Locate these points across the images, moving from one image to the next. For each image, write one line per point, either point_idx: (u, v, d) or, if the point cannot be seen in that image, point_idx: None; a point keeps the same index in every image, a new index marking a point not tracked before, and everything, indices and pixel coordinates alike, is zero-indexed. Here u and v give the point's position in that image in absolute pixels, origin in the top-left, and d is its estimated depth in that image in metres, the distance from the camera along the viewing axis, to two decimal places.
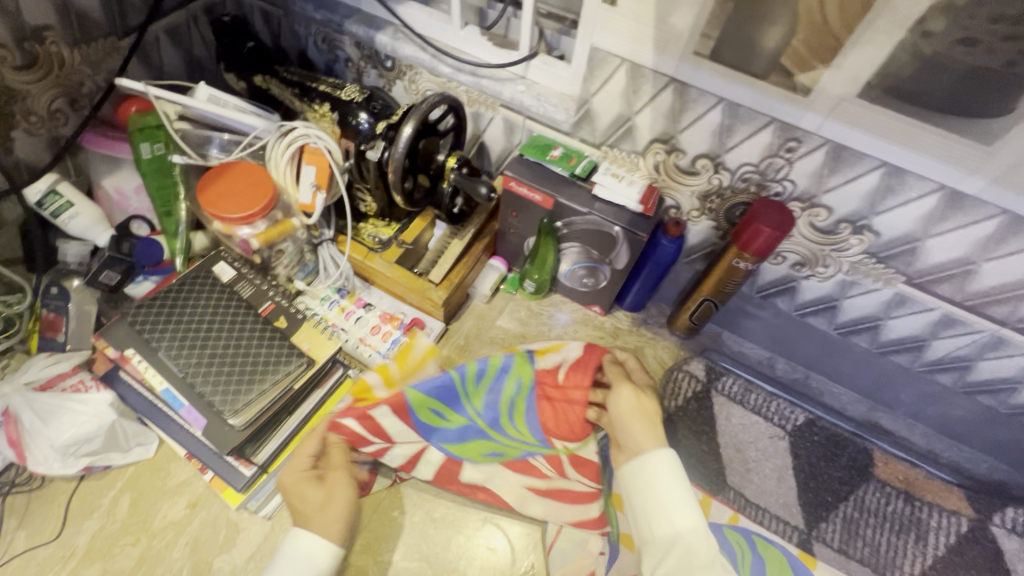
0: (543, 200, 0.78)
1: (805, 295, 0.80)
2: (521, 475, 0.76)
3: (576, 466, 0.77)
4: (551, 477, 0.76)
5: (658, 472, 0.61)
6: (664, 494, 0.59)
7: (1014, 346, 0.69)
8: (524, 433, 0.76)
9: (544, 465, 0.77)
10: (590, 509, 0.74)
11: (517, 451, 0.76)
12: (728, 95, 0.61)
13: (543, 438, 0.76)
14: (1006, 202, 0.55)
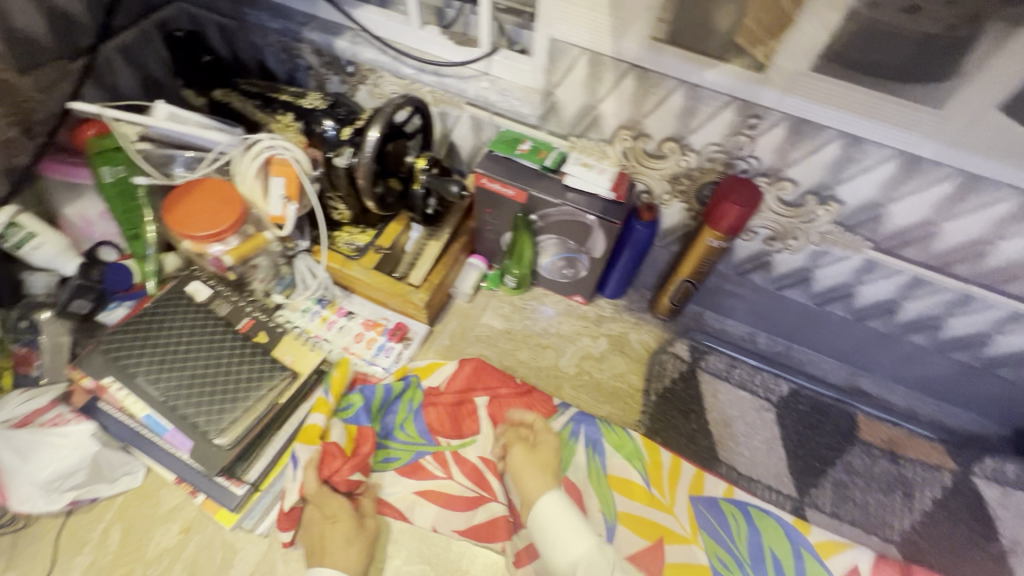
0: (516, 195, 0.78)
1: (779, 269, 0.82)
2: (409, 480, 0.75)
3: (458, 465, 0.77)
4: (438, 479, 0.76)
5: (549, 505, 0.63)
6: (560, 526, 0.61)
7: (981, 302, 0.71)
8: (413, 433, 0.79)
9: (433, 466, 0.77)
10: (476, 515, 0.74)
11: (410, 454, 0.77)
12: (688, 77, 0.62)
13: (429, 437, 0.78)
14: (960, 161, 0.56)
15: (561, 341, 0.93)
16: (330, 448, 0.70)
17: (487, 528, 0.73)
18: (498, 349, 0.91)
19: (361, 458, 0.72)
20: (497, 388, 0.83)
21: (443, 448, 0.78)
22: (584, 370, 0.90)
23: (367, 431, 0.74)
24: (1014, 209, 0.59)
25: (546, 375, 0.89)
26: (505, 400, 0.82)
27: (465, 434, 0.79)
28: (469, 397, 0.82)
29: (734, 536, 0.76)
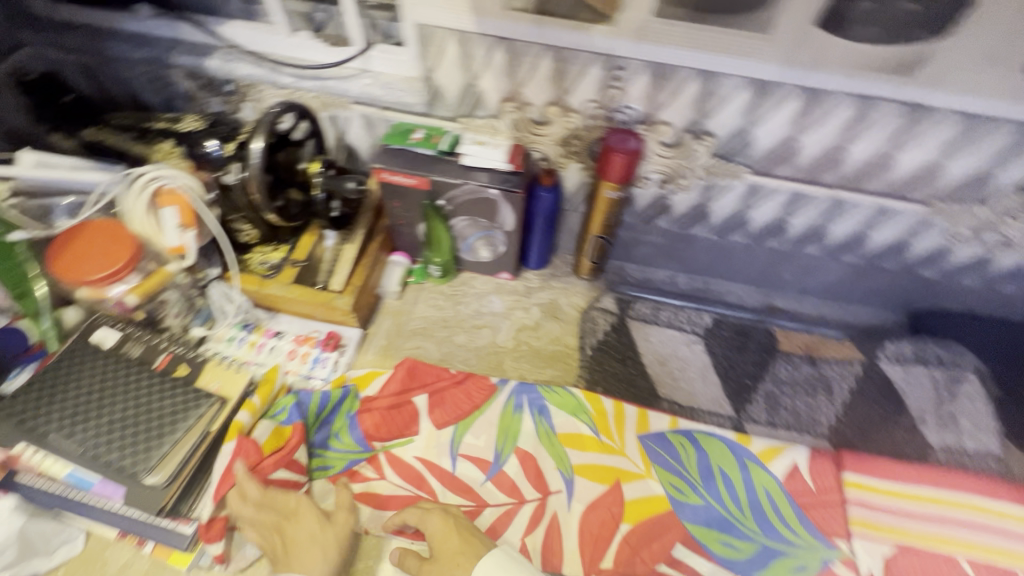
0: (418, 183, 0.79)
1: (678, 210, 0.87)
2: (343, 487, 0.76)
3: (393, 466, 0.78)
4: (372, 480, 0.77)
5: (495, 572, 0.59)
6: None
7: (853, 204, 0.78)
8: (346, 441, 0.79)
9: (367, 469, 0.78)
10: None
11: (343, 461, 0.78)
12: (552, 40, 0.66)
13: (363, 442, 0.79)
14: (797, 78, 0.63)
15: (496, 318, 0.95)
16: (248, 444, 0.67)
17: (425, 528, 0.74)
18: (436, 339, 0.92)
19: (286, 452, 0.71)
20: (435, 385, 0.85)
21: (378, 452, 0.79)
22: (522, 341, 0.92)
23: (296, 428, 0.73)
24: (852, 113, 0.66)
25: (486, 353, 0.91)
26: (443, 396, 0.84)
27: (404, 434, 0.80)
28: (408, 398, 0.83)
29: (685, 463, 0.81)
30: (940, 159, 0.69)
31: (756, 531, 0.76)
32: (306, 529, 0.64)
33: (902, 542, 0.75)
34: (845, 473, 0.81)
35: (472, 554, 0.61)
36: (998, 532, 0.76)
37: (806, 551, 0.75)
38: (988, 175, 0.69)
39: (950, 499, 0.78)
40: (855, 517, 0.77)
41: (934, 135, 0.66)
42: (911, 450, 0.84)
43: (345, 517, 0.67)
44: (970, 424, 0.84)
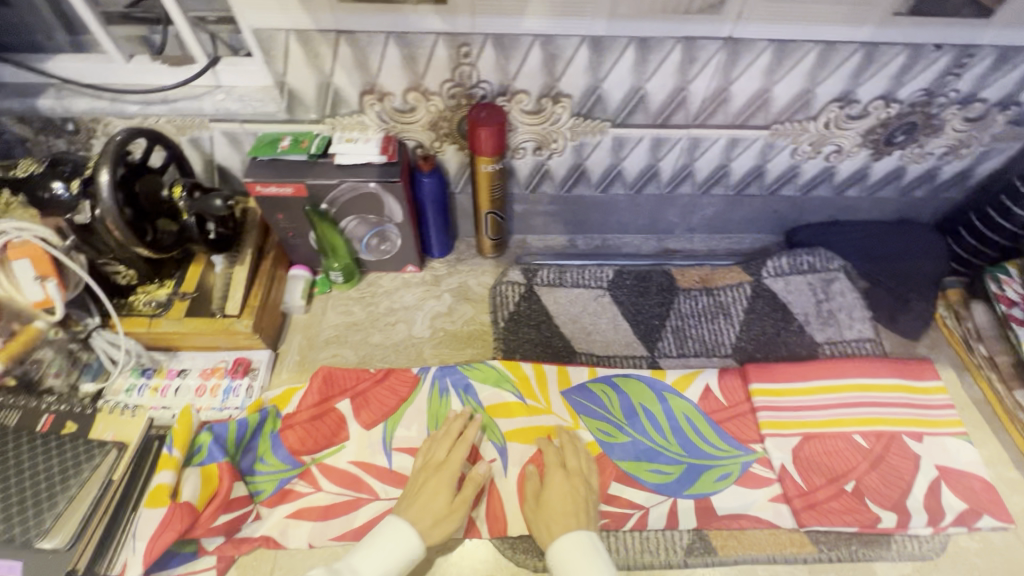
0: (296, 190, 0.79)
1: (559, 174, 0.91)
2: (280, 507, 0.75)
3: (327, 475, 0.77)
4: (308, 495, 0.76)
5: (570, 545, 0.63)
6: (579, 560, 0.62)
7: (706, 140, 0.85)
8: (274, 462, 0.77)
9: (301, 485, 0.76)
10: (357, 516, 0.75)
11: (274, 483, 0.76)
12: (392, 27, 0.67)
13: (291, 460, 0.77)
14: (626, 30, 0.68)
15: (409, 311, 0.95)
16: (181, 510, 0.66)
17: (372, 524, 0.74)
18: (351, 344, 0.91)
19: (224, 496, 0.69)
20: (356, 387, 0.84)
21: (309, 465, 0.77)
22: (438, 327, 0.94)
23: (226, 468, 0.71)
24: (682, 55, 0.72)
25: (405, 346, 0.92)
26: (366, 396, 0.84)
27: (334, 441, 0.80)
28: (330, 406, 0.82)
29: (610, 408, 0.85)
30: (766, 85, 0.76)
31: (682, 453, 0.81)
32: (439, 493, 0.69)
33: (804, 430, 0.83)
34: (752, 384, 0.88)
35: (564, 513, 0.68)
36: (880, 403, 0.85)
37: (727, 461, 0.81)
38: (809, 92, 0.78)
39: (840, 386, 0.87)
40: (764, 420, 0.84)
41: (755, 63, 0.73)
42: (803, 350, 0.93)
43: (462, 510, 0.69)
44: (846, 316, 0.94)
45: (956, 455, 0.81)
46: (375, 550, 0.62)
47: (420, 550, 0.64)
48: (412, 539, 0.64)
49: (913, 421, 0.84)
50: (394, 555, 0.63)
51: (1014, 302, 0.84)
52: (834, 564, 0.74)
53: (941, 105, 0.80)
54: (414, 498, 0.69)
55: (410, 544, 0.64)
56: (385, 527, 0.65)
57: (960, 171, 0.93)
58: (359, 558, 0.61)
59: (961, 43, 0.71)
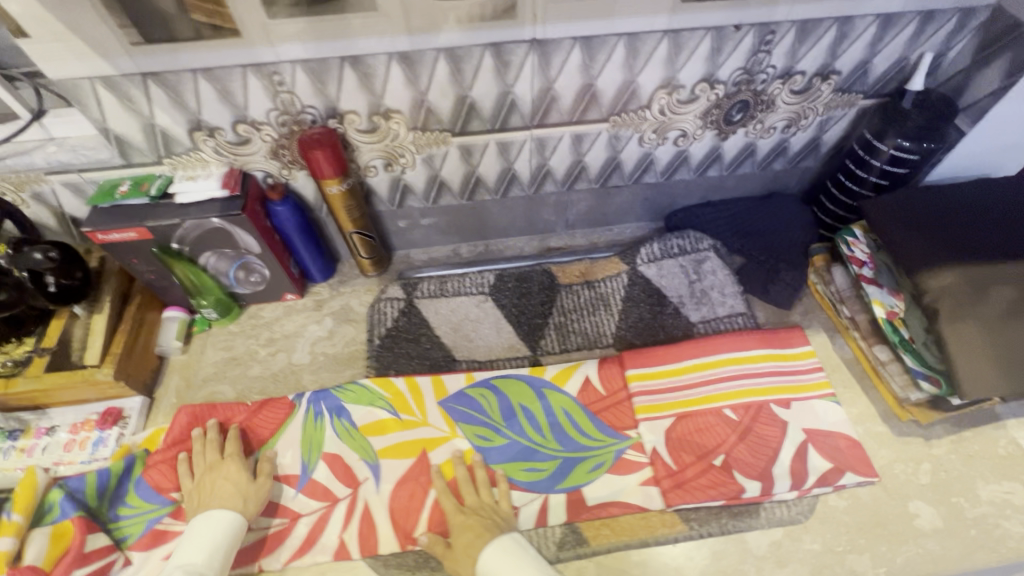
0: (140, 234, 0.78)
1: (419, 187, 0.92)
2: (154, 549, 0.73)
3: None
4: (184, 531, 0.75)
5: (498, 555, 0.67)
6: (507, 560, 0.66)
7: (550, 138, 0.87)
8: (140, 503, 0.76)
9: (174, 522, 0.76)
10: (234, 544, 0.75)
11: (142, 525, 0.75)
12: (195, 64, 0.68)
13: (160, 498, 0.77)
14: (428, 42, 0.70)
15: (289, 339, 0.95)
16: (24, 570, 0.66)
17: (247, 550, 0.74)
18: (229, 379, 0.91)
19: (77, 550, 0.69)
20: (229, 420, 0.84)
21: (180, 501, 0.77)
22: (318, 352, 0.94)
23: (76, 521, 0.70)
24: (494, 60, 0.73)
25: (284, 376, 0.91)
26: (241, 427, 0.83)
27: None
28: None
29: (489, 411, 0.86)
30: (588, 80, 0.78)
31: (557, 446, 0.82)
32: (233, 479, 0.75)
33: (677, 411, 0.84)
34: (628, 370, 0.89)
35: (477, 538, 0.69)
36: (750, 374, 0.87)
37: (600, 450, 0.82)
38: (632, 82, 0.80)
39: (713, 362, 0.88)
40: (639, 405, 0.85)
41: (569, 61, 0.75)
42: (679, 332, 0.94)
43: (264, 482, 0.76)
44: (719, 294, 0.96)
45: (823, 416, 0.83)
46: (196, 542, 0.68)
47: (240, 523, 0.71)
48: (227, 519, 0.70)
49: (781, 387, 0.85)
50: (212, 537, 0.68)
51: (864, 262, 0.86)
52: (706, 539, 0.74)
53: (765, 81, 0.83)
54: (209, 493, 0.73)
55: (226, 523, 0.70)
56: (193, 525, 0.70)
57: (809, 141, 0.96)
58: (186, 550, 0.67)
59: (758, 21, 0.74)
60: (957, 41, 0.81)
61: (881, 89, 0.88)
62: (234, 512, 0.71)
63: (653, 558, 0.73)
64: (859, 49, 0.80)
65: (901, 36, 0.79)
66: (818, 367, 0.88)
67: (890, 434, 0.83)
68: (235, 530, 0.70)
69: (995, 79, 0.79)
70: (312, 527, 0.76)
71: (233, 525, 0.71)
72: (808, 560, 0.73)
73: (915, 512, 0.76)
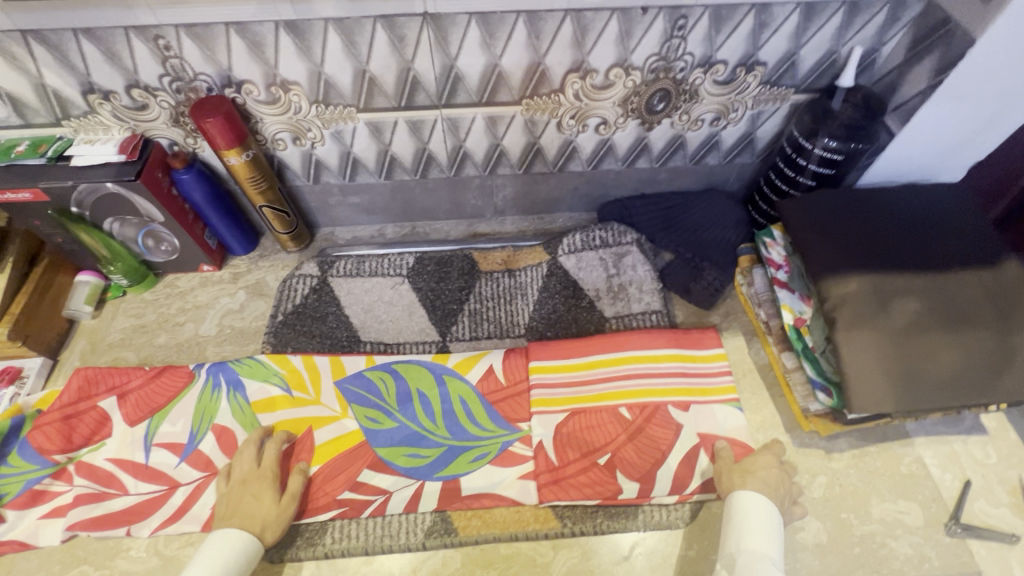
0: (36, 195, 0.78)
1: (333, 163, 0.91)
2: (31, 509, 0.75)
3: (84, 472, 0.77)
4: (62, 493, 0.76)
5: (751, 502, 0.67)
6: (758, 522, 0.65)
7: (463, 119, 0.84)
8: (21, 463, 0.77)
9: (54, 484, 0.76)
10: (106, 509, 0.75)
11: (20, 485, 0.75)
12: (74, 23, 0.66)
13: (41, 460, 0.77)
14: (314, 11, 0.67)
15: (200, 311, 0.95)
16: None
17: (117, 516, 0.75)
18: (134, 347, 0.91)
19: None
20: (123, 385, 0.84)
21: (62, 464, 0.77)
22: (226, 325, 0.94)
23: None
24: (387, 33, 0.71)
25: (188, 347, 0.91)
26: (134, 393, 0.84)
27: (93, 439, 0.80)
28: (91, 403, 0.82)
29: (384, 395, 0.84)
30: (492, 60, 0.75)
31: (446, 433, 0.81)
32: (258, 498, 0.70)
33: (570, 407, 0.82)
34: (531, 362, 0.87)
35: (764, 490, 0.69)
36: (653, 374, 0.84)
37: (487, 441, 0.80)
38: (540, 64, 0.77)
39: (617, 359, 0.85)
40: (534, 398, 0.83)
41: (467, 38, 0.72)
42: (591, 327, 0.92)
43: (290, 503, 0.71)
44: (637, 290, 0.93)
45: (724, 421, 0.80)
46: (209, 561, 0.62)
47: (256, 549, 0.66)
48: (246, 543, 0.65)
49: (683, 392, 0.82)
50: (224, 556, 0.63)
51: (780, 265, 0.83)
52: (578, 538, 0.73)
53: (684, 69, 0.80)
54: (234, 510, 0.68)
55: (240, 547, 0.64)
56: (208, 544, 0.64)
57: (742, 136, 0.92)
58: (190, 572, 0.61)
59: (666, 5, 0.70)
60: (891, 34, 0.76)
61: (813, 84, 0.83)
62: (253, 535, 0.66)
63: (522, 552, 0.72)
64: (783, 38, 0.76)
65: (827, 27, 0.75)
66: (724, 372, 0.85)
67: (790, 444, 0.80)
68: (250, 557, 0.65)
69: (924, 78, 0.75)
70: (187, 497, 0.76)
71: (250, 550, 0.65)
72: (679, 565, 0.71)
73: (800, 526, 0.74)
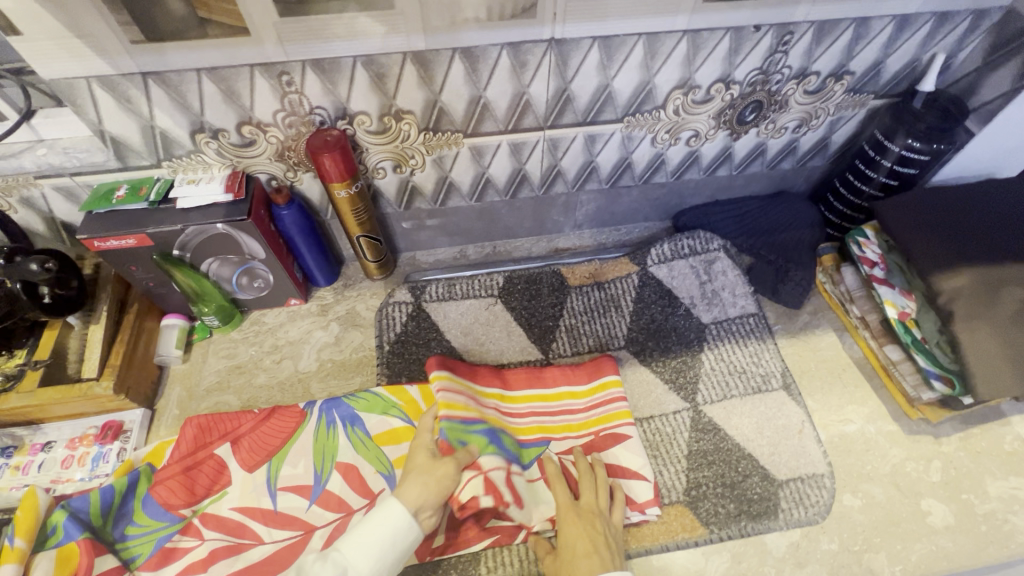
0: (140, 241, 0.74)
1: (428, 188, 0.90)
2: (165, 568, 0.71)
3: (213, 524, 0.74)
4: (193, 549, 0.72)
5: None
6: None
7: (563, 139, 0.85)
8: (148, 521, 0.73)
9: (184, 541, 0.73)
10: (243, 559, 0.73)
11: (151, 544, 0.72)
12: (201, 63, 0.64)
13: (169, 515, 0.74)
14: (444, 41, 0.67)
15: (295, 346, 0.93)
16: None
17: (257, 566, 0.72)
18: (233, 389, 0.88)
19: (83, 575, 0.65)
20: (235, 430, 0.81)
21: (190, 517, 0.74)
22: (325, 359, 0.92)
23: (82, 542, 0.67)
24: (510, 59, 0.71)
25: (290, 385, 0.89)
26: (247, 437, 0.81)
27: (215, 488, 0.77)
28: (207, 452, 0.79)
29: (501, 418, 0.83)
30: (605, 81, 0.77)
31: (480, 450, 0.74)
32: (419, 456, 0.70)
33: (623, 424, 0.82)
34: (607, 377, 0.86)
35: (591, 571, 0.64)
36: (497, 409, 0.83)
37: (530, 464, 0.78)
38: (648, 83, 0.78)
39: (523, 396, 0.85)
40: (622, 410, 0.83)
41: (587, 60, 0.73)
42: (690, 334, 0.93)
43: (450, 463, 0.69)
44: (729, 295, 0.96)
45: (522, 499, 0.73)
46: (363, 539, 0.60)
47: (399, 517, 0.62)
48: (388, 512, 0.62)
49: (474, 428, 0.76)
50: (386, 534, 0.61)
51: (875, 263, 0.87)
52: (726, 542, 0.75)
53: (780, 82, 0.83)
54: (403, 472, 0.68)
55: (404, 526, 0.61)
56: (376, 509, 0.63)
57: (818, 141, 0.96)
58: (350, 547, 0.59)
59: (777, 22, 0.73)
60: (969, 41, 0.81)
61: (892, 89, 0.88)
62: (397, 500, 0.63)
63: (675, 562, 0.74)
64: (874, 49, 0.80)
65: (916, 36, 0.79)
66: (454, 390, 0.80)
67: (901, 432, 0.84)
68: (393, 526, 0.61)
69: (1005, 81, 0.80)
70: (326, 540, 0.74)
71: (397, 519, 0.62)
72: (825, 560, 0.74)
73: (928, 510, 0.78)
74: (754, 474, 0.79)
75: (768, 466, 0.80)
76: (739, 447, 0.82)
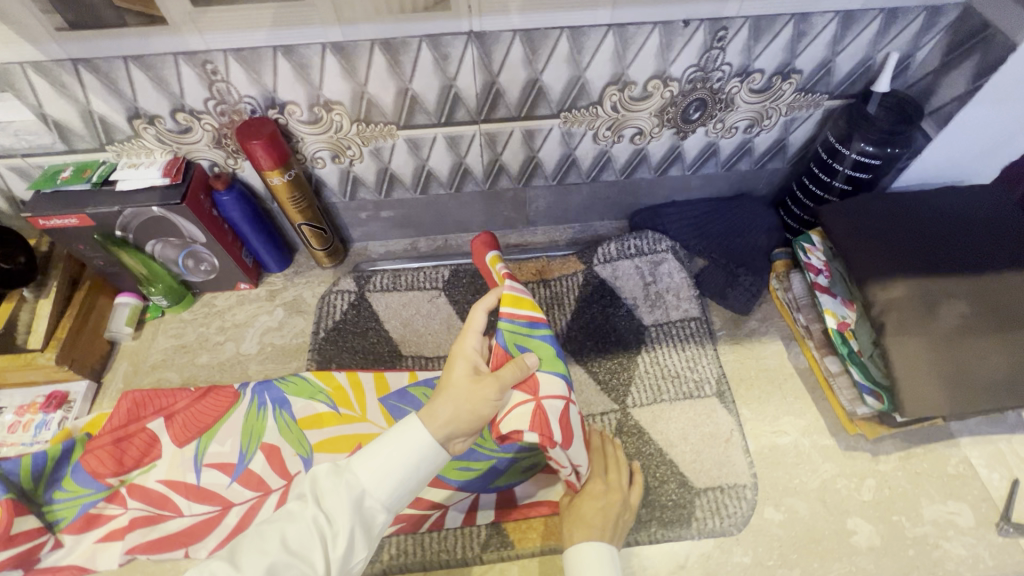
0: (81, 221, 0.78)
1: (370, 178, 0.91)
2: (87, 533, 0.76)
3: (137, 495, 0.78)
4: (116, 517, 0.77)
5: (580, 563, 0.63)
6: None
7: (500, 133, 0.85)
8: (75, 487, 0.77)
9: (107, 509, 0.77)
10: (160, 529, 0.77)
11: (75, 509, 0.76)
12: (125, 51, 0.67)
13: (95, 483, 0.77)
14: (361, 33, 0.68)
15: (239, 330, 0.96)
16: None
17: (170, 536, 0.76)
18: (176, 367, 0.92)
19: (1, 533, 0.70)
20: (171, 406, 0.83)
21: (116, 487, 0.78)
22: (267, 343, 0.94)
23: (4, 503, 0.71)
24: (432, 52, 0.71)
25: (231, 366, 0.92)
26: (181, 414, 0.83)
27: (144, 460, 0.80)
28: (140, 425, 0.81)
29: None
30: (534, 75, 0.76)
31: (540, 363, 0.65)
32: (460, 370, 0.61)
33: None
34: None
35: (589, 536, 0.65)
36: None
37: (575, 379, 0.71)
38: (580, 78, 0.77)
39: None
40: None
41: (511, 55, 0.73)
42: (631, 334, 0.91)
43: (492, 385, 0.60)
44: (674, 297, 0.94)
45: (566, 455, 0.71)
46: (384, 460, 0.55)
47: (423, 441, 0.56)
48: (413, 436, 0.56)
49: (538, 333, 0.68)
50: (408, 455, 0.56)
51: (820, 270, 0.84)
52: (634, 546, 0.74)
53: (722, 79, 0.80)
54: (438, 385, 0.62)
55: (428, 449, 0.57)
56: (397, 428, 0.57)
57: (774, 142, 0.93)
58: (365, 467, 0.55)
59: (708, 17, 0.71)
60: (926, 39, 0.77)
61: (847, 89, 0.84)
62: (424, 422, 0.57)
63: None
64: (820, 47, 0.77)
65: (864, 34, 0.75)
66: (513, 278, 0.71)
67: (837, 448, 0.81)
68: (415, 451, 0.56)
69: (962, 83, 0.76)
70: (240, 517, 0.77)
71: (420, 444, 0.56)
72: (735, 573, 0.72)
73: (852, 529, 0.74)
74: (671, 480, 0.78)
75: (688, 473, 0.78)
76: (661, 452, 0.80)
